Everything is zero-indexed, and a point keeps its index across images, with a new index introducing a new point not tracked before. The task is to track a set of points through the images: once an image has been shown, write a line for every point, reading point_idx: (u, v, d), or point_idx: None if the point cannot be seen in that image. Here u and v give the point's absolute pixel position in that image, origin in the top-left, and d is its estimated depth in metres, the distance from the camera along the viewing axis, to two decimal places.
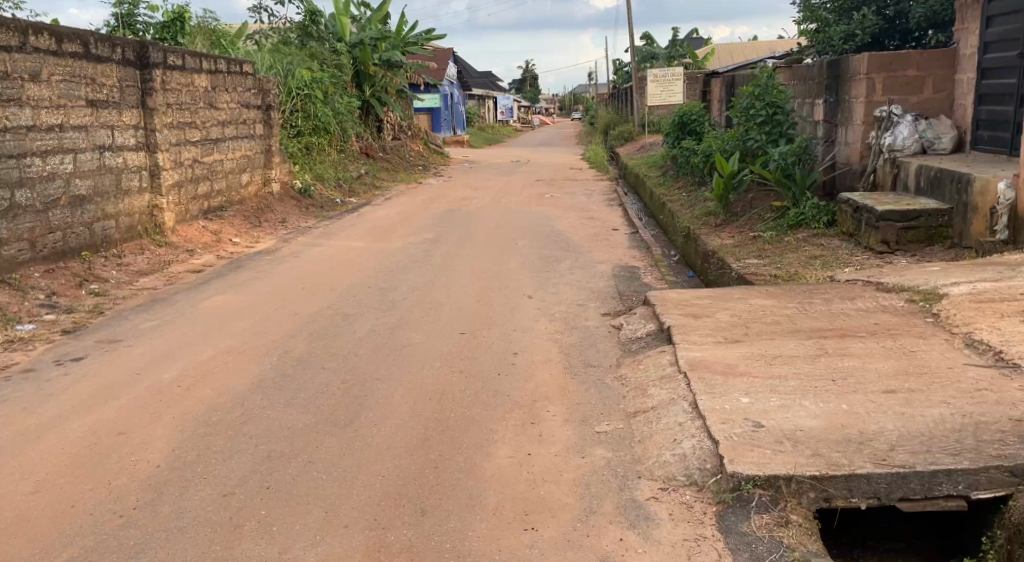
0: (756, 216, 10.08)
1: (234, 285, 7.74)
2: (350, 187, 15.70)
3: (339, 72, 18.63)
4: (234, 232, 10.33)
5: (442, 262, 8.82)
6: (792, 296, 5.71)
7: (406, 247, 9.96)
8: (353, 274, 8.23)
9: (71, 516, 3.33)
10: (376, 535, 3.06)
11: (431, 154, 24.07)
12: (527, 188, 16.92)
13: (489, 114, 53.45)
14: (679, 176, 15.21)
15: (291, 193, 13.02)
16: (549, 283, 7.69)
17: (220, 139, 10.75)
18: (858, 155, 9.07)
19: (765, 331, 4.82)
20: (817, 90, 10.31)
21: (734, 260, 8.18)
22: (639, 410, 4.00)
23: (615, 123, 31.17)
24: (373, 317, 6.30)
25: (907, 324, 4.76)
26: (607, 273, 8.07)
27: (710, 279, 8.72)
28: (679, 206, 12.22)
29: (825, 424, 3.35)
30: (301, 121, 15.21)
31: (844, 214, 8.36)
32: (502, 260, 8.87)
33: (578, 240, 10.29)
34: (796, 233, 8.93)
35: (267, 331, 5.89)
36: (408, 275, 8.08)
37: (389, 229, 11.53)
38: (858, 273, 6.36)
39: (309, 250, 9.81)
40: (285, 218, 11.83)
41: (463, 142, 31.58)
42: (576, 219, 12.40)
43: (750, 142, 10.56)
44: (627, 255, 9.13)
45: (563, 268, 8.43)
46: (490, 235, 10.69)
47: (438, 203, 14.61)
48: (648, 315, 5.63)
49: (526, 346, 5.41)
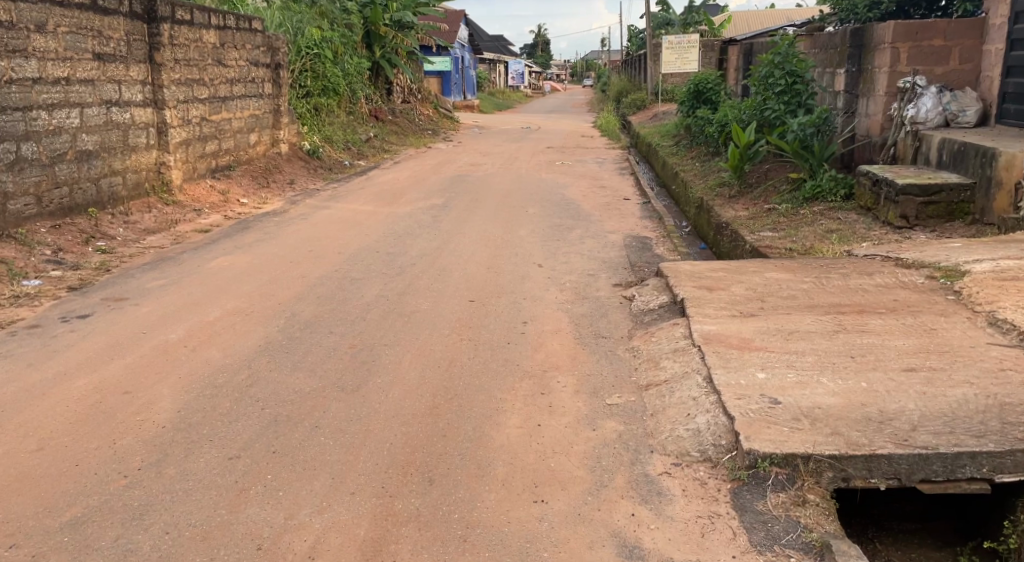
0: (770, 188, 9.95)
1: (242, 246, 7.67)
2: (359, 150, 15.57)
3: (349, 32, 18.41)
4: (241, 193, 10.25)
5: (451, 228, 8.73)
6: (809, 270, 5.61)
7: (415, 212, 9.87)
8: (361, 238, 8.15)
9: (73, 475, 3.24)
10: (384, 504, 3.00)
11: (441, 118, 23.85)
12: (537, 154, 16.76)
13: (500, 78, 52.99)
14: (692, 145, 15.03)
15: (299, 154, 12.91)
16: (559, 252, 7.60)
17: (228, 97, 10.65)
18: (879, 126, 9.06)
19: (781, 306, 4.74)
20: (839, 59, 10.15)
21: (748, 232, 8.08)
22: (651, 383, 3.94)
23: (627, 91, 30.85)
24: (381, 282, 6.24)
25: (928, 301, 4.67)
26: (618, 243, 7.97)
27: (722, 251, 8.63)
28: (692, 176, 12.08)
29: (843, 402, 3.28)
30: (310, 81, 15.04)
31: (863, 187, 8.25)
32: (512, 228, 8.78)
33: (589, 209, 10.17)
34: (811, 206, 8.80)
35: (274, 293, 5.83)
36: (416, 241, 8.00)
37: (398, 193, 11.43)
38: (876, 249, 6.26)
39: (317, 213, 9.74)
40: (294, 180, 11.74)
41: (473, 107, 31.33)
42: (586, 187, 12.28)
43: (768, 111, 10.41)
44: (639, 224, 9.03)
45: (573, 237, 8.34)
46: (500, 201, 10.58)
47: (447, 168, 14.49)
48: (662, 287, 5.55)
49: (536, 316, 5.35)
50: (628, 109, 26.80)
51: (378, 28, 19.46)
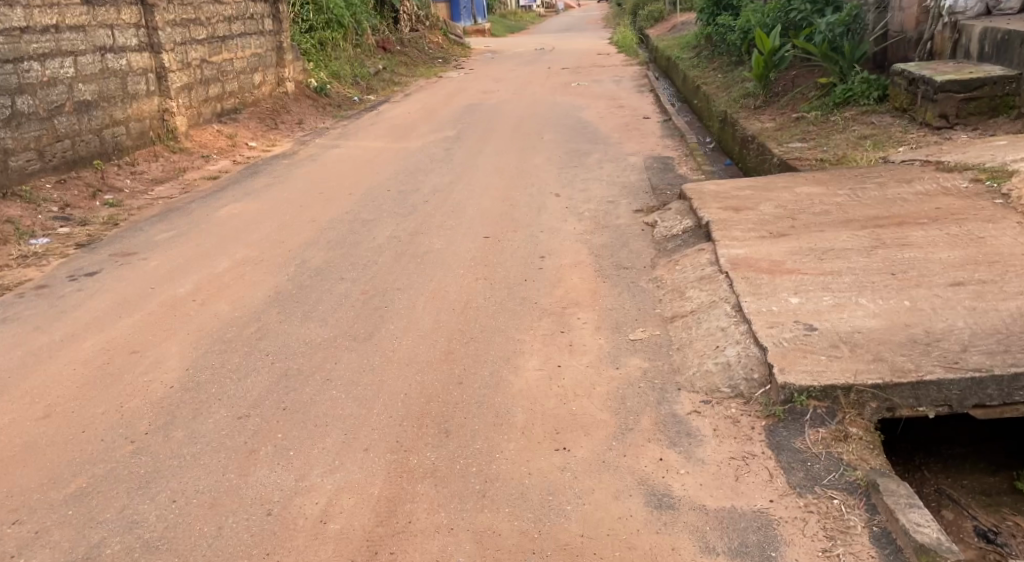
0: (798, 96, 9.52)
1: (251, 191, 7.49)
2: (369, 85, 15.21)
3: None
4: (249, 136, 10.06)
5: (466, 161, 8.47)
6: (841, 182, 5.31)
7: (430, 145, 9.60)
8: (373, 177, 7.94)
9: (76, 441, 3.12)
10: (399, 459, 2.84)
11: (453, 45, 23.25)
12: (553, 77, 16.27)
13: (513, 0, 51.62)
14: (714, 57, 14.46)
15: (306, 93, 12.62)
16: (577, 179, 7.33)
17: (227, 37, 10.38)
18: (914, 21, 8.58)
19: (814, 223, 4.48)
20: None
21: (776, 145, 7.72)
22: (676, 315, 3.73)
23: (645, 4, 29.84)
24: (393, 223, 6.05)
25: (974, 208, 4.38)
26: (639, 165, 7.67)
27: (750, 166, 8.29)
28: (714, 90, 11.62)
29: (885, 326, 3.06)
30: (313, 15, 14.63)
31: (897, 88, 7.83)
32: (528, 156, 8.49)
33: (608, 131, 9.82)
34: (841, 113, 8.40)
35: (284, 240, 5.66)
36: (430, 176, 7.77)
37: (411, 127, 11.14)
38: (913, 153, 5.93)
39: (327, 153, 9.52)
40: (303, 120, 11.48)
41: (486, 32, 30.55)
42: (605, 108, 11.88)
43: (793, 13, 9.89)
44: (660, 144, 8.69)
45: (592, 161, 8.04)
46: (515, 129, 10.26)
47: (461, 97, 14.11)
48: (686, 212, 5.30)
49: (554, 250, 5.14)
50: (646, 22, 25.94)
51: None
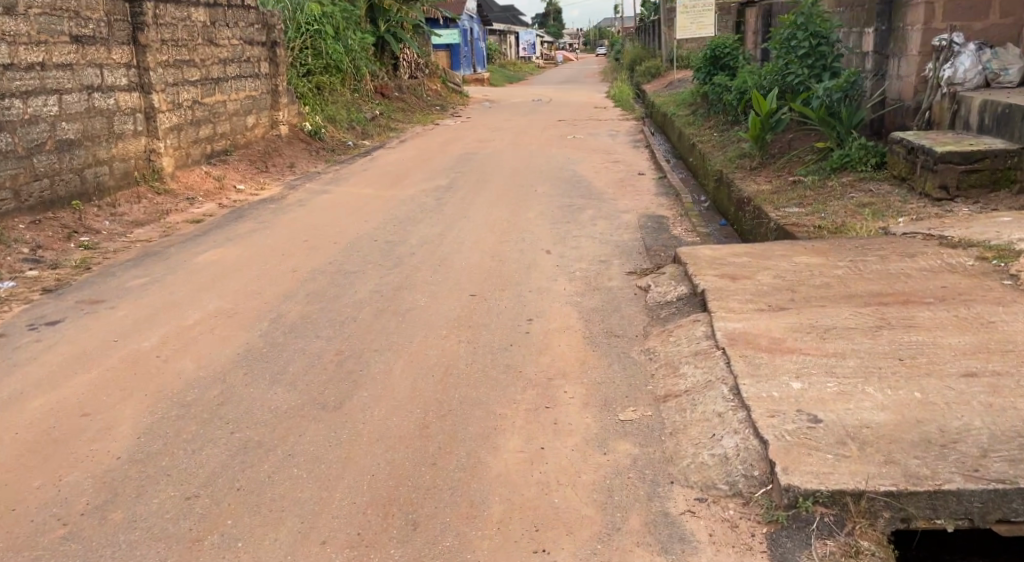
0: (794, 159, 9.41)
1: (234, 237, 7.26)
2: (364, 130, 15.09)
3: (352, 7, 17.86)
4: (238, 179, 9.86)
5: (457, 212, 8.28)
6: (842, 252, 5.12)
7: (420, 194, 9.43)
8: (359, 226, 7.72)
9: (7, 521, 2.82)
10: (357, 556, 2.57)
11: (450, 93, 23.30)
12: (549, 129, 16.22)
13: (512, 50, 52.19)
14: (710, 115, 14.44)
15: (299, 136, 12.46)
16: (569, 235, 7.13)
17: (221, 78, 10.25)
18: (913, 89, 8.49)
19: (815, 297, 4.26)
20: (866, 17, 9.55)
21: (772, 208, 7.55)
22: (669, 394, 3.48)
23: (641, 59, 30.12)
24: (376, 276, 5.81)
25: (981, 288, 4.19)
26: (633, 224, 7.49)
27: (745, 228, 8.14)
28: (710, 148, 11.54)
29: (895, 420, 2.82)
30: (311, 59, 14.55)
31: (896, 155, 7.72)
32: (520, 210, 8.31)
33: (602, 186, 9.68)
34: (838, 178, 8.27)
35: (261, 291, 5.41)
36: (418, 227, 7.56)
37: (403, 175, 10.98)
38: (915, 225, 5.75)
39: (316, 199, 9.32)
40: (294, 163, 11.30)
41: (484, 80, 30.74)
42: (599, 162, 11.76)
43: (791, 76, 9.84)
44: (655, 202, 8.52)
45: (584, 218, 7.86)
46: (508, 181, 10.10)
47: (455, 146, 14.00)
48: (680, 277, 5.08)
49: (542, 312, 4.91)
50: (642, 77, 26.11)
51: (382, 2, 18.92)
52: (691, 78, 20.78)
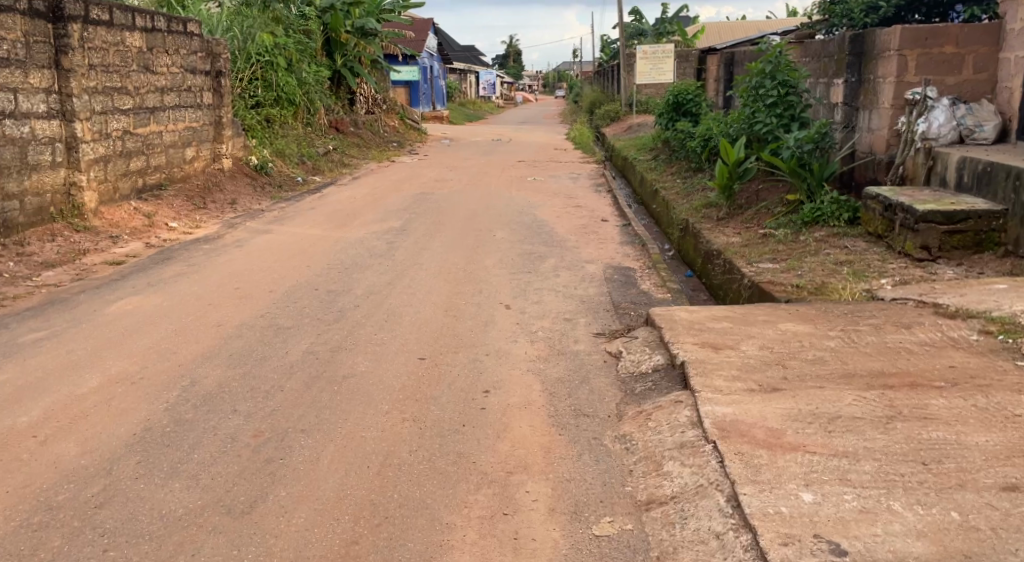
0: (763, 210, 9.00)
1: (158, 282, 6.59)
2: (315, 164, 14.45)
3: (308, 40, 17.39)
4: (172, 216, 9.14)
5: (408, 258, 7.68)
6: (831, 319, 4.62)
7: (369, 237, 8.81)
8: (300, 271, 7.09)
9: None
10: None
11: (408, 129, 22.80)
12: (508, 169, 15.73)
13: (472, 89, 52.02)
14: (673, 161, 14.07)
15: (244, 170, 11.79)
16: (529, 287, 6.58)
17: (157, 108, 9.57)
18: (885, 143, 8.10)
19: (810, 375, 3.70)
20: (835, 67, 9.22)
21: (744, 263, 7.10)
22: (653, 499, 2.93)
23: (600, 102, 29.96)
24: (312, 332, 5.18)
25: (995, 369, 3.68)
26: (598, 276, 6.97)
27: (714, 283, 7.68)
28: (674, 195, 11.13)
29: (937, 556, 2.30)
30: (261, 90, 13.94)
31: (871, 212, 7.31)
32: (476, 257, 7.75)
33: (563, 233, 9.18)
34: (811, 232, 7.85)
35: (176, 353, 4.76)
36: (365, 274, 6.94)
37: (352, 214, 10.35)
38: (904, 289, 5.27)
39: (256, 239, 8.65)
40: (236, 199, 10.62)
41: (443, 118, 30.33)
42: (561, 206, 11.27)
43: (758, 125, 9.47)
44: (620, 252, 8.02)
45: (545, 268, 7.32)
46: (464, 224, 9.55)
47: (410, 184, 13.42)
48: (654, 343, 4.51)
49: (499, 382, 4.30)
50: (602, 120, 25.85)
51: (339, 36, 18.44)
52: (652, 122, 20.53)
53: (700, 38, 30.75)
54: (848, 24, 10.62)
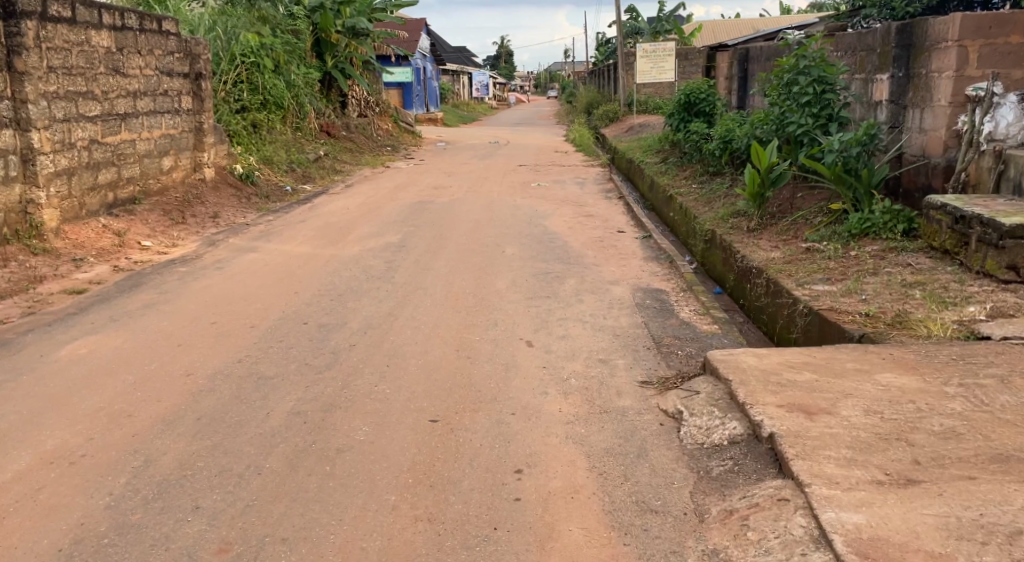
0: (801, 220, 8.17)
1: (122, 315, 5.66)
2: (304, 171, 13.55)
3: (296, 40, 16.49)
4: (145, 234, 8.22)
5: (409, 280, 6.79)
6: (938, 368, 3.76)
7: (365, 254, 7.92)
8: (287, 299, 6.19)
9: None
10: None
11: (401, 132, 21.90)
12: (509, 174, 14.83)
13: (464, 90, 51.06)
14: (686, 165, 13.20)
15: (228, 180, 10.87)
16: (551, 317, 5.69)
17: (129, 114, 8.66)
18: (942, 145, 7.26)
19: (950, 458, 2.86)
20: (877, 61, 8.38)
21: (796, 285, 6.24)
22: None
23: (598, 103, 29.09)
24: (299, 384, 4.28)
25: None
26: (628, 302, 6.09)
27: (756, 305, 6.81)
28: (694, 203, 10.25)
29: None
30: (246, 94, 13.04)
31: (935, 224, 6.47)
32: (486, 279, 6.86)
33: (579, 248, 8.28)
34: (862, 246, 7.02)
35: (131, 414, 3.84)
36: (360, 303, 6.04)
37: (345, 227, 9.45)
38: (1008, 325, 4.42)
39: (238, 259, 7.75)
40: (218, 213, 9.73)
41: (437, 120, 29.45)
42: (571, 216, 10.37)
43: (791, 126, 8.61)
44: (646, 271, 7.15)
45: (566, 293, 6.43)
46: (470, 238, 8.66)
47: (406, 192, 12.54)
48: (724, 401, 3.63)
49: (534, 455, 3.41)
50: (600, 120, 24.95)
51: (329, 36, 17.52)
52: (656, 123, 19.69)
53: (697, 35, 29.93)
54: (887, 15, 9.77)
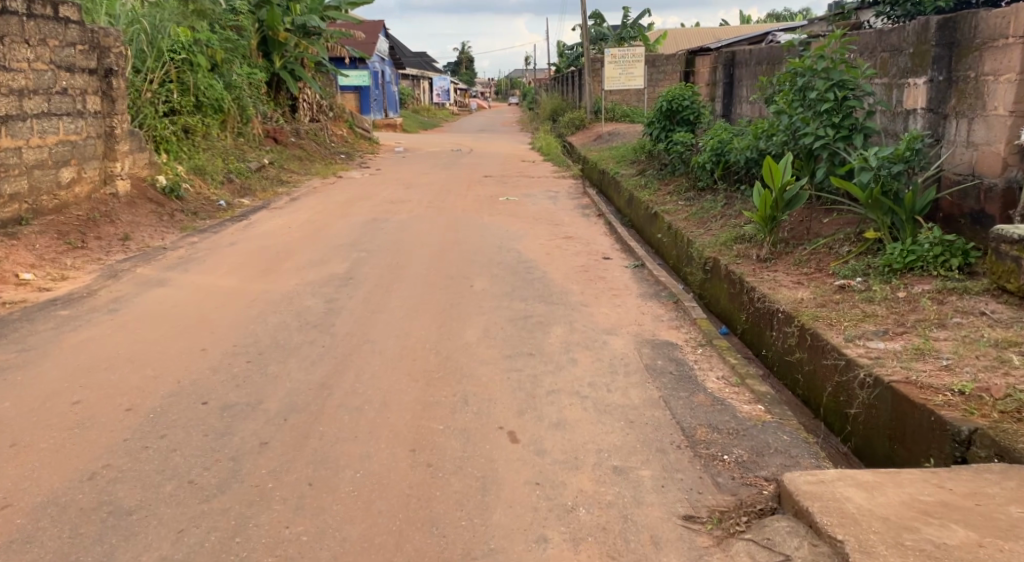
0: (823, 248, 6.91)
1: None
2: (243, 182, 11.98)
3: (237, 37, 14.93)
4: (26, 263, 6.71)
5: (354, 330, 5.37)
6: None
7: (301, 289, 6.49)
8: (190, 358, 4.74)
9: None
10: None
11: (356, 138, 20.38)
12: (473, 187, 13.42)
13: (424, 94, 49.47)
14: (669, 179, 11.91)
15: (146, 193, 9.30)
16: (539, 390, 4.33)
17: (11, 117, 7.21)
18: (1000, 162, 6.00)
19: None
20: (907, 62, 7.16)
21: (845, 339, 4.93)
22: None
23: (563, 110, 27.77)
24: (171, 523, 3.03)
25: None
26: (635, 366, 4.76)
27: (786, 360, 5.52)
28: (686, 224, 8.95)
29: None
30: (175, 94, 11.50)
31: (1009, 263, 5.16)
32: (451, 328, 5.47)
33: (562, 282, 6.94)
34: (910, 286, 5.75)
35: None
36: (286, 367, 4.62)
37: (282, 252, 7.99)
38: None
39: (140, 296, 6.29)
40: (130, 234, 8.23)
41: (395, 125, 27.96)
42: (546, 238, 9.02)
43: (807, 138, 7.33)
44: (647, 317, 5.83)
45: (553, 349, 5.08)
46: (430, 268, 7.25)
47: (357, 207, 11.09)
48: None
49: None
50: (566, 127, 23.60)
51: (276, 33, 16.00)
52: (628, 132, 18.39)
53: (662, 42, 28.76)
54: (909, 12, 8.52)
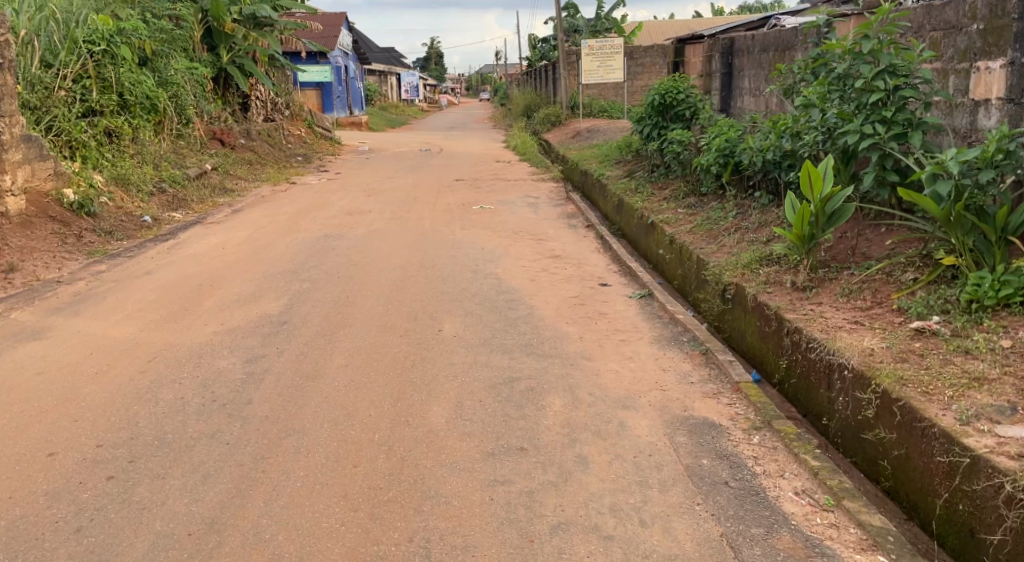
0: (879, 275, 5.52)
1: None
2: (179, 193, 10.33)
3: (177, 29, 13.34)
4: None
5: (278, 410, 3.90)
6: None
7: (218, 341, 5.00)
8: (29, 472, 3.28)
9: None
10: None
11: (317, 138, 18.78)
12: (443, 193, 11.94)
13: (392, 90, 47.82)
14: (664, 182, 10.53)
15: (49, 211, 7.75)
16: (539, 526, 2.96)
17: None
18: None
19: None
20: (972, 40, 5.82)
21: (958, 419, 3.55)
22: None
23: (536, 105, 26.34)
24: None
25: None
26: (672, 469, 3.33)
27: (859, 435, 4.12)
28: (693, 238, 7.55)
29: None
30: (96, 91, 9.96)
31: None
32: (411, 402, 4.01)
33: (554, 320, 5.52)
34: (1013, 331, 4.40)
35: None
36: (164, 488, 3.16)
37: (206, 283, 6.48)
38: None
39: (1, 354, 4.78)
40: (19, 263, 6.69)
41: (360, 123, 26.37)
42: (530, 258, 7.59)
43: (851, 136, 5.91)
44: (669, 378, 4.42)
45: (552, 437, 3.63)
46: (387, 305, 5.77)
47: (308, 220, 9.60)
48: None
49: None
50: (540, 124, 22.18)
51: (223, 24, 14.40)
52: (608, 130, 17.02)
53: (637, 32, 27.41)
54: None
